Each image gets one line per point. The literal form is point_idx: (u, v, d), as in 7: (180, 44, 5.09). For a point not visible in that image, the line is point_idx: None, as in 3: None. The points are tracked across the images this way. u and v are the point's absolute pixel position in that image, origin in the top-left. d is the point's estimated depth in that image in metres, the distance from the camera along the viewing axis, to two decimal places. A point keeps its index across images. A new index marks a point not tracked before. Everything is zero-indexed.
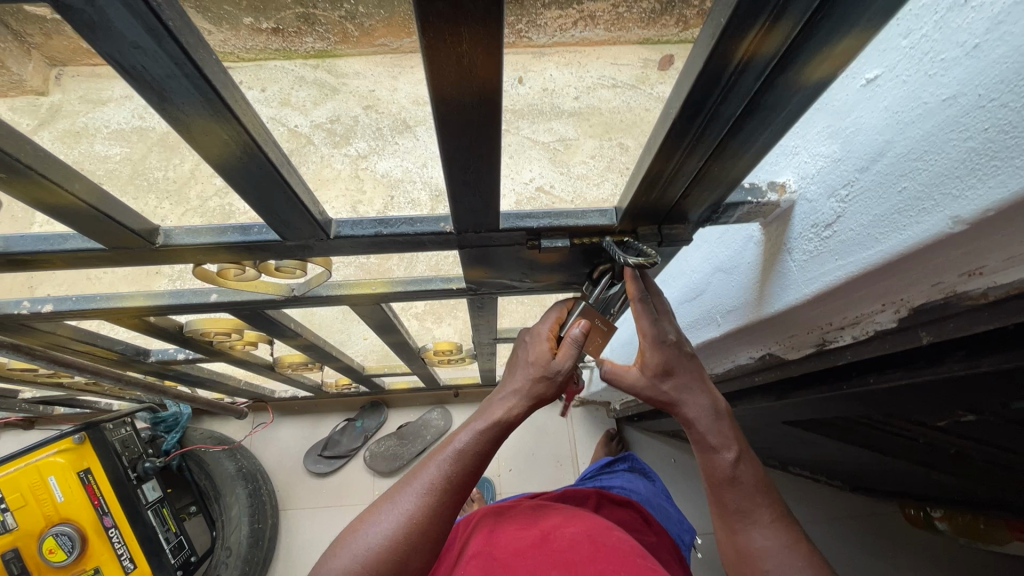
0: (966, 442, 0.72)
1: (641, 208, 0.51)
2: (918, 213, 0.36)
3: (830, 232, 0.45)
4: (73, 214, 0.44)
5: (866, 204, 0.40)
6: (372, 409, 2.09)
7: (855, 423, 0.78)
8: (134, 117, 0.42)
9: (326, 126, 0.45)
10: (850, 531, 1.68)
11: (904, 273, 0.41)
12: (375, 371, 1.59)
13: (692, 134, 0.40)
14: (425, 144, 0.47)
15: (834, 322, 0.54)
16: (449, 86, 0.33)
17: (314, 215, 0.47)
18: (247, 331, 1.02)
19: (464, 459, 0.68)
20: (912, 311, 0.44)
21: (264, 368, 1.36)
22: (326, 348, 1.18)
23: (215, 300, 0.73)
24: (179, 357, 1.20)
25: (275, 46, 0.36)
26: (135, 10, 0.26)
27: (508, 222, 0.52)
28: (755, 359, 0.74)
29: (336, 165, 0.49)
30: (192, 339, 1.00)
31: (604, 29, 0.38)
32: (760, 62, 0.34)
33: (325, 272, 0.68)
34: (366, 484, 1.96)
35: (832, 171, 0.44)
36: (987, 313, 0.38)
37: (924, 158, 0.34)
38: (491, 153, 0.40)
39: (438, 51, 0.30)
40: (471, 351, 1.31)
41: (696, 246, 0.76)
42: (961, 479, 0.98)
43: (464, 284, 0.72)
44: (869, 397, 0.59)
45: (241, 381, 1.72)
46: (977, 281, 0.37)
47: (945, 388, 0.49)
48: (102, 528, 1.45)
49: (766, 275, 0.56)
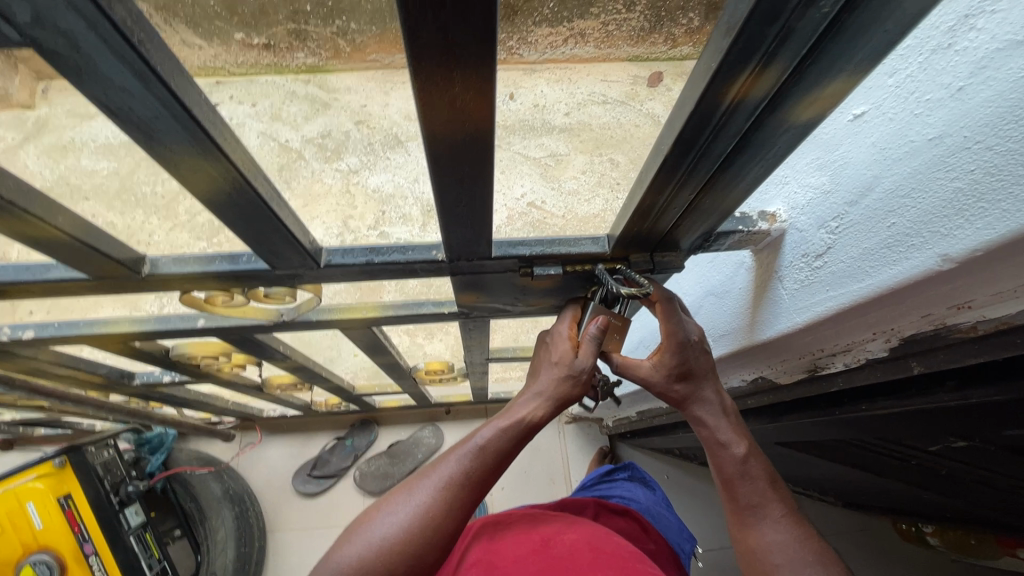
0: (959, 465, 0.72)
1: (634, 237, 0.51)
2: (908, 249, 0.36)
3: (820, 262, 0.45)
4: (57, 246, 0.44)
5: (856, 236, 0.41)
6: (363, 427, 2.05)
7: (847, 445, 0.78)
8: (122, 132, 0.41)
9: (317, 141, 0.45)
10: (844, 547, 1.66)
11: (893, 305, 0.41)
12: (365, 390, 1.57)
13: (682, 170, 0.41)
14: (416, 159, 0.47)
15: (825, 349, 0.54)
16: (439, 125, 0.33)
17: (303, 246, 0.47)
18: (235, 353, 1.00)
19: (484, 456, 0.66)
20: (903, 340, 0.45)
21: (252, 390, 1.34)
22: (315, 368, 1.16)
23: (203, 326, 0.72)
24: (164, 379, 1.18)
25: (266, 61, 0.36)
26: (124, 58, 0.26)
27: (500, 250, 0.53)
28: (747, 382, 0.74)
29: (327, 180, 0.49)
30: (179, 363, 0.99)
31: (595, 46, 0.38)
32: (750, 104, 0.34)
33: (314, 297, 0.67)
34: (356, 505, 1.93)
35: (821, 203, 0.44)
36: (976, 345, 0.40)
37: (911, 196, 0.35)
38: (482, 186, 0.40)
39: (430, 94, 0.30)
40: (463, 369, 1.30)
41: (686, 271, 0.76)
42: (953, 497, 0.98)
43: (455, 308, 0.72)
44: (862, 422, 0.59)
45: (228, 401, 1.69)
46: (967, 314, 0.38)
47: (936, 413, 0.50)
48: (80, 557, 1.40)
49: (758, 302, 0.56)
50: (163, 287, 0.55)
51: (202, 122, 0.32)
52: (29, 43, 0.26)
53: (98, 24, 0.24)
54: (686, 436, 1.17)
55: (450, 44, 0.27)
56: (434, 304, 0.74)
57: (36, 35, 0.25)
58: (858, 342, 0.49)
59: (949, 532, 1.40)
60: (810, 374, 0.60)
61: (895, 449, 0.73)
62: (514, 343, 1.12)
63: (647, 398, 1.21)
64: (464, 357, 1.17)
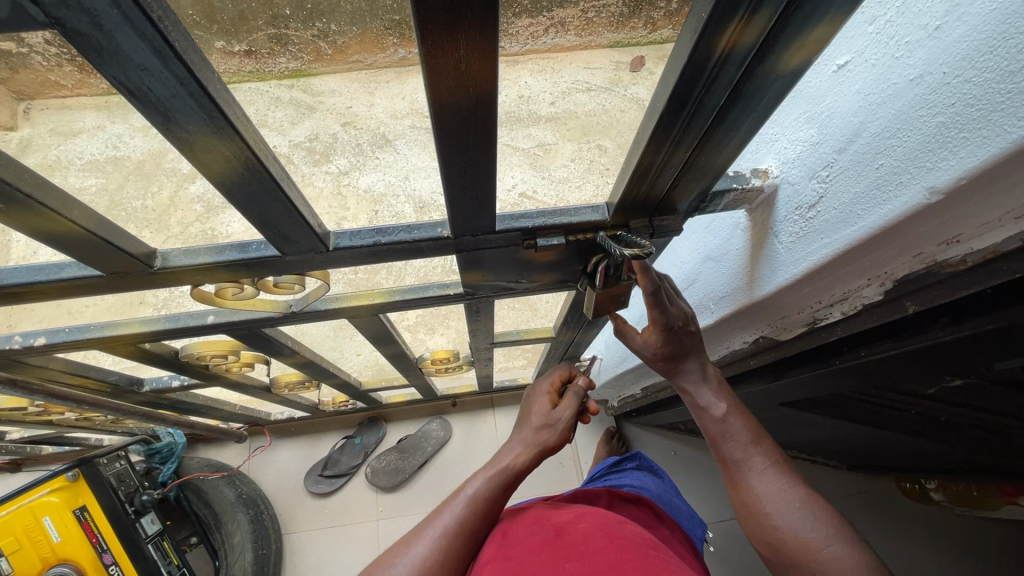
0: (958, 410, 0.73)
1: (632, 201, 0.51)
2: (896, 187, 0.36)
3: (813, 213, 0.46)
4: (73, 242, 0.45)
5: (845, 183, 0.41)
6: (371, 425, 2.07)
7: (848, 398, 0.80)
8: (108, 146, 0.42)
9: (305, 145, 0.44)
10: (850, 510, 1.69)
11: (887, 245, 0.41)
12: (371, 386, 1.59)
13: (679, 126, 0.40)
14: (406, 157, 0.48)
15: (823, 300, 0.54)
16: (446, 91, 0.33)
17: (314, 228, 0.48)
18: (243, 352, 1.00)
19: (477, 503, 0.75)
20: (896, 283, 0.45)
21: (261, 390, 1.35)
22: (322, 365, 1.17)
23: (213, 321, 0.73)
24: (174, 384, 1.18)
25: (248, 68, 0.35)
26: (145, 36, 0.27)
27: (503, 224, 0.53)
28: (749, 342, 0.75)
29: (318, 183, 0.49)
30: (188, 365, 0.99)
31: (575, 34, 0.38)
32: (741, 53, 0.34)
33: (323, 286, 0.68)
34: (369, 501, 1.95)
35: (811, 155, 0.44)
36: (966, 278, 0.39)
37: (897, 136, 0.35)
38: (488, 155, 0.40)
39: (439, 59, 0.30)
40: (469, 358, 1.31)
41: (685, 237, 0.76)
42: (954, 448, 1.00)
43: (460, 288, 0.73)
44: (861, 370, 0.60)
45: (237, 406, 1.70)
46: (957, 249, 0.38)
47: (932, 355, 0.50)
48: (101, 566, 1.43)
49: (755, 258, 0.57)
50: (176, 279, 0.55)
51: (216, 99, 0.31)
52: (53, 24, 0.26)
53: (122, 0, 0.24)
54: None
55: (457, 5, 0.27)
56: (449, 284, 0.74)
57: (60, 15, 0.25)
58: (848, 285, 0.49)
59: (950, 486, 1.43)
60: (806, 327, 0.61)
61: (893, 397, 0.74)
62: (517, 330, 1.13)
63: (649, 375, 1.22)
64: (468, 347, 1.18)
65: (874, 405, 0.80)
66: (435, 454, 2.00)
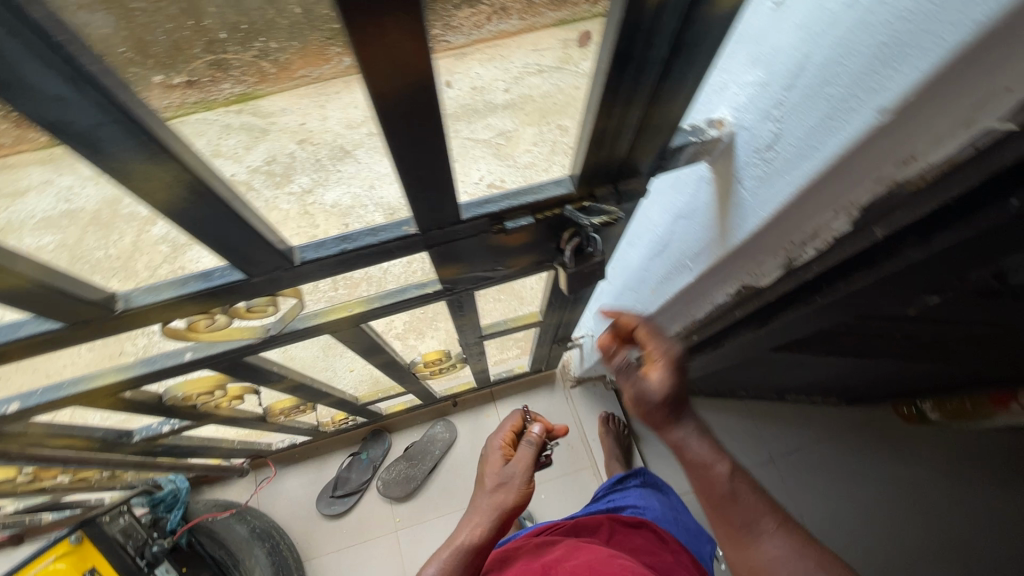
0: (941, 327, 0.76)
1: (595, 168, 0.51)
2: (847, 113, 0.37)
3: (772, 153, 0.47)
4: (28, 296, 0.43)
5: (799, 118, 0.42)
6: (375, 438, 2.05)
7: (835, 333, 0.82)
8: (59, 202, 0.40)
9: (264, 169, 0.43)
10: (855, 442, 1.75)
11: (848, 173, 0.43)
12: (368, 400, 1.57)
13: (623, 84, 0.41)
14: (369, 166, 0.48)
15: (794, 242, 0.56)
16: (386, 81, 0.32)
17: (277, 246, 0.47)
18: (229, 385, 0.99)
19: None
20: (861, 212, 0.46)
21: (256, 421, 1.33)
22: (314, 386, 1.16)
23: (191, 357, 0.71)
24: (164, 429, 1.16)
25: (193, 100, 0.34)
26: (50, 62, 0.26)
27: (469, 212, 0.53)
28: (732, 296, 0.75)
29: (284, 206, 0.48)
30: (174, 407, 0.98)
31: (518, 18, 0.38)
32: (677, 3, 0.34)
33: (297, 303, 0.68)
34: (385, 513, 1.95)
35: (762, 96, 0.45)
36: (929, 191, 0.41)
37: (842, 63, 0.36)
38: (439, 141, 0.40)
39: (371, 46, 0.29)
40: (460, 355, 1.31)
41: (653, 199, 0.76)
42: (942, 365, 1.03)
43: (438, 284, 0.73)
44: (844, 301, 0.61)
45: (235, 441, 1.68)
46: (912, 167, 0.40)
47: (910, 273, 0.52)
48: None
49: (723, 210, 0.57)
50: (141, 319, 0.53)
51: (147, 126, 0.31)
52: None
53: (17, 27, 0.24)
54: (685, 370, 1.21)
55: None
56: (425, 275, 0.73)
57: None
58: (813, 220, 0.50)
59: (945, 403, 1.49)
60: (774, 269, 0.62)
61: (863, 325, 0.76)
62: (505, 319, 1.13)
63: None
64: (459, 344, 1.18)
65: (862, 334, 0.82)
66: (443, 456, 2.00)
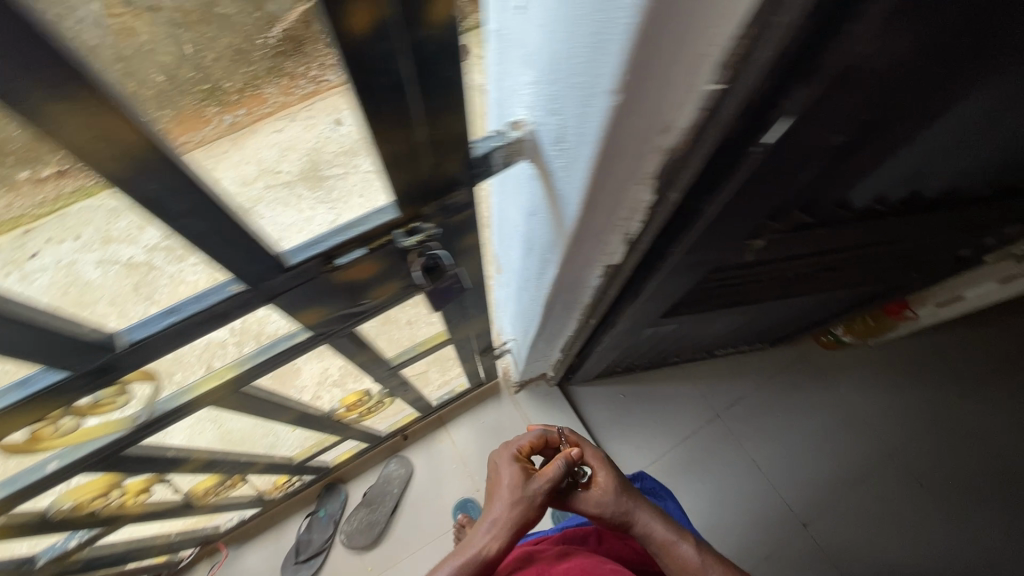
0: (782, 265, 0.90)
1: (412, 190, 0.51)
2: (593, 96, 0.42)
3: (564, 142, 0.50)
4: None
5: (569, 106, 0.45)
6: (329, 491, 1.95)
7: (703, 290, 0.93)
8: None
9: (162, 247, 0.42)
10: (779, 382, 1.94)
11: (621, 148, 0.48)
12: (304, 456, 1.48)
13: (388, 101, 0.39)
14: (272, 218, 0.47)
15: (623, 217, 0.63)
16: (101, 151, 0.29)
17: (83, 336, 0.44)
18: (128, 481, 0.91)
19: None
20: (656, 180, 0.56)
21: (180, 508, 1.21)
22: (235, 457, 1.07)
23: (56, 468, 0.66)
24: (70, 544, 1.03)
25: (73, 188, 0.32)
26: None
27: (297, 257, 0.51)
28: (603, 275, 0.81)
29: (189, 278, 0.47)
30: (65, 520, 0.87)
31: None
32: (388, 25, 0.33)
33: (153, 385, 0.63)
34: (354, 567, 1.86)
35: (537, 94, 0.48)
36: (696, 148, 0.51)
37: (577, 53, 0.40)
38: (209, 199, 0.38)
39: (54, 117, 0.26)
40: (385, 390, 1.28)
41: (508, 190, 0.74)
42: (809, 297, 1.21)
43: (308, 331, 0.69)
44: (687, 260, 0.72)
45: (172, 535, 1.52)
46: (673, 133, 0.49)
47: (717, 227, 0.63)
48: None
49: (552, 201, 0.60)
50: None
51: None
52: None
53: None
54: (605, 351, 1.27)
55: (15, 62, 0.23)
56: (292, 323, 0.68)
57: None
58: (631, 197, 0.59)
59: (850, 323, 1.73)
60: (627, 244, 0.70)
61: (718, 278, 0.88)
62: (421, 343, 1.10)
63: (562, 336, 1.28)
64: (386, 378, 1.15)
65: (727, 285, 0.95)
66: (402, 493, 1.94)
